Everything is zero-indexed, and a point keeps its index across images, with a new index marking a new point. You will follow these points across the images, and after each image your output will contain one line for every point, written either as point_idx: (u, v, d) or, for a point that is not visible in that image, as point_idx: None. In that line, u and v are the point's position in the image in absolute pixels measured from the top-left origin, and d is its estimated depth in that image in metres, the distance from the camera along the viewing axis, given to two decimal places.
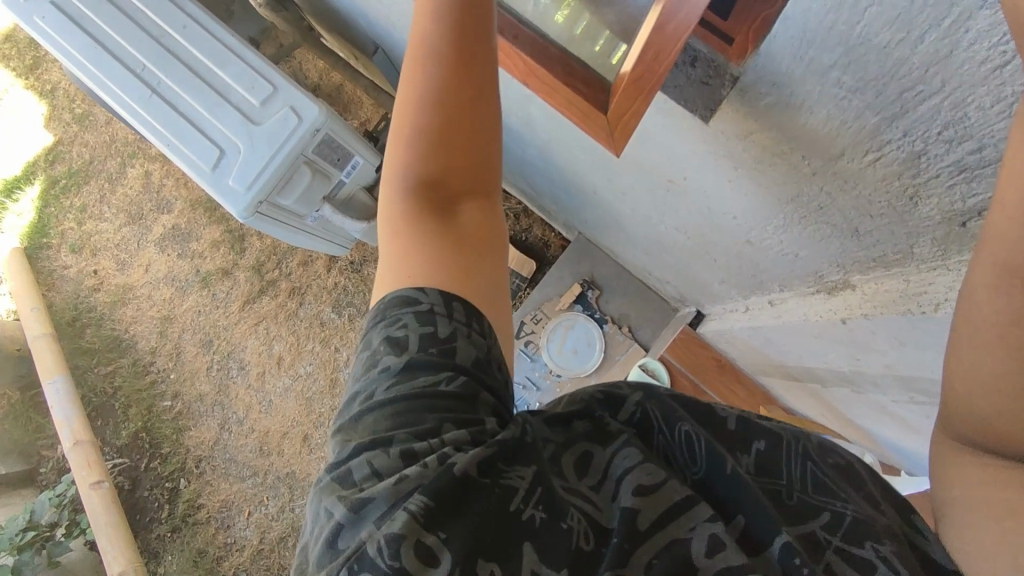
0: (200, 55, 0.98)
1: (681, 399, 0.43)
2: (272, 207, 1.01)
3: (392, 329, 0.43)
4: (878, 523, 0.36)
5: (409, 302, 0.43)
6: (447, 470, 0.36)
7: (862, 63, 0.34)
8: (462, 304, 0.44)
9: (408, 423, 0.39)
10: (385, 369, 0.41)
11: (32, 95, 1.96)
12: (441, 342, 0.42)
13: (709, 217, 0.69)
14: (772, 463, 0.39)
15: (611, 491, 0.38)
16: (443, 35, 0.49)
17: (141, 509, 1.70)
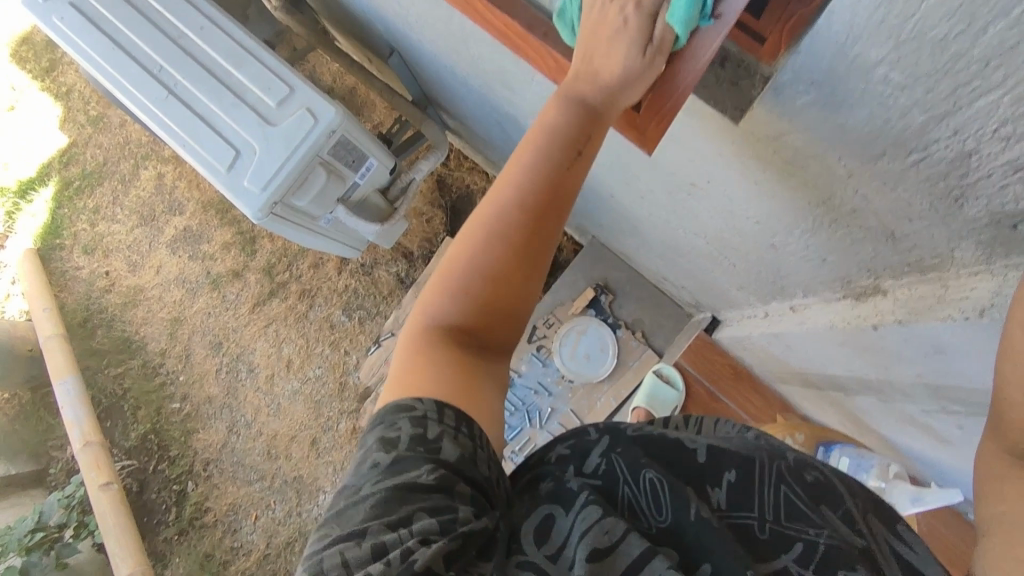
0: (216, 55, 0.98)
1: (643, 442, 0.44)
2: (287, 208, 1.01)
3: (385, 431, 0.40)
4: (852, 548, 0.38)
5: (403, 408, 0.41)
6: (407, 566, 0.34)
7: (914, 57, 0.33)
8: (454, 409, 0.42)
9: (379, 514, 0.37)
10: (372, 464, 0.39)
11: (48, 97, 1.98)
12: (428, 443, 0.39)
13: (731, 220, 0.68)
14: (742, 495, 0.41)
15: (568, 560, 0.37)
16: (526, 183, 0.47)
17: (149, 511, 1.70)
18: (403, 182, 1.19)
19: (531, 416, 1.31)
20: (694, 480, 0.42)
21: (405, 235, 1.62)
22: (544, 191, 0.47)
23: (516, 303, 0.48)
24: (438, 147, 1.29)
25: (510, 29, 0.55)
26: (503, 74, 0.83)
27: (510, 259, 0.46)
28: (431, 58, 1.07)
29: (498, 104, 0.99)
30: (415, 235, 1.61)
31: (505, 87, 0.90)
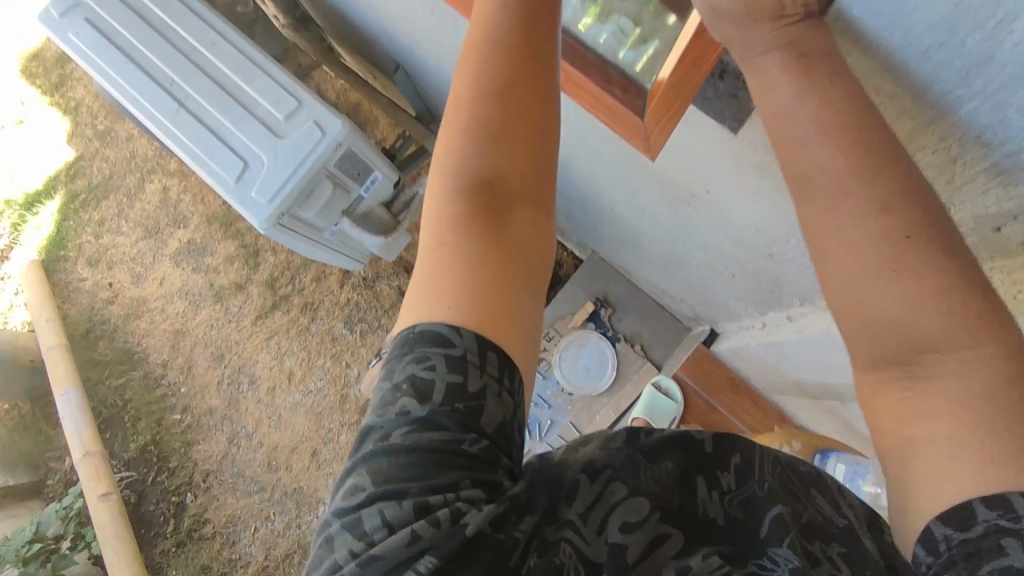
0: (227, 70, 1.01)
1: (661, 434, 0.45)
2: (294, 219, 1.03)
3: (416, 372, 0.40)
4: (834, 526, 0.40)
5: (438, 341, 0.41)
6: (459, 532, 0.37)
7: (903, 65, 0.37)
8: (496, 354, 0.42)
9: (419, 472, 0.38)
10: (402, 415, 0.39)
11: (57, 112, 2.01)
12: (468, 398, 0.40)
13: (729, 231, 0.70)
14: (747, 470, 0.43)
15: (597, 523, 0.40)
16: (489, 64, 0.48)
17: (147, 523, 1.69)
18: (406, 196, 1.22)
19: (531, 428, 1.32)
20: (703, 467, 0.43)
21: (408, 249, 1.64)
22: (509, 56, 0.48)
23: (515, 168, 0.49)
24: None
25: None
26: None
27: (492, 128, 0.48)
28: (436, 74, 1.10)
29: None
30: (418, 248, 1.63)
31: None
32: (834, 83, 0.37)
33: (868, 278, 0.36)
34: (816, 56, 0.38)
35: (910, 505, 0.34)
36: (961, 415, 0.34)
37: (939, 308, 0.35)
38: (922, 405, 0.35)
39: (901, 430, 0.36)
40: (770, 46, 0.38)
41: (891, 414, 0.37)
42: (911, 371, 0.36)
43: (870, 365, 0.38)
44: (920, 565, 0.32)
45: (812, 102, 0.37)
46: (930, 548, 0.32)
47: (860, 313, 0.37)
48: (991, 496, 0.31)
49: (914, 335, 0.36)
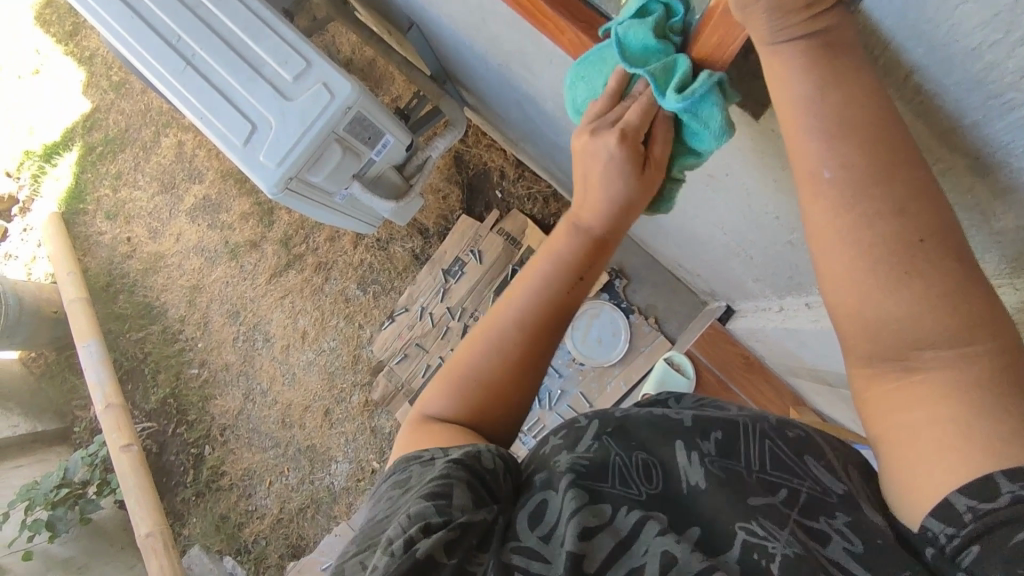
0: (234, 26, 0.96)
1: (635, 421, 0.45)
2: (302, 183, 1.01)
3: (398, 476, 0.44)
4: (831, 496, 0.37)
5: (414, 457, 0.44)
6: (410, 556, 0.35)
7: (946, 66, 0.31)
8: (457, 448, 0.44)
9: (388, 522, 0.39)
10: (389, 498, 0.42)
11: (72, 61, 1.99)
12: (435, 473, 0.42)
13: (750, 215, 0.67)
14: (728, 447, 0.41)
15: (559, 538, 0.37)
16: (525, 304, 0.49)
17: (167, 472, 1.77)
18: (418, 160, 1.19)
19: (540, 397, 1.34)
20: (681, 441, 0.42)
21: (421, 211, 1.61)
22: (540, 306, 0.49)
23: (505, 394, 0.49)
24: (455, 124, 1.27)
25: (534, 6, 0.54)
26: (521, 54, 0.82)
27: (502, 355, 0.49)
28: (451, 35, 1.05)
29: (517, 84, 0.97)
30: (432, 211, 1.60)
31: (523, 67, 0.87)
32: (844, 75, 0.33)
33: (869, 283, 0.34)
34: (843, 44, 0.34)
35: (917, 486, 0.33)
36: (958, 393, 0.32)
37: (937, 306, 0.32)
38: (918, 390, 0.34)
39: (892, 416, 0.35)
40: (781, 36, 0.34)
41: (885, 404, 0.35)
42: (903, 362, 0.34)
43: (860, 361, 0.36)
44: (934, 534, 0.32)
45: (830, 96, 0.33)
46: (951, 520, 0.31)
47: (853, 314, 0.35)
48: (1010, 468, 0.30)
49: (907, 331, 0.33)
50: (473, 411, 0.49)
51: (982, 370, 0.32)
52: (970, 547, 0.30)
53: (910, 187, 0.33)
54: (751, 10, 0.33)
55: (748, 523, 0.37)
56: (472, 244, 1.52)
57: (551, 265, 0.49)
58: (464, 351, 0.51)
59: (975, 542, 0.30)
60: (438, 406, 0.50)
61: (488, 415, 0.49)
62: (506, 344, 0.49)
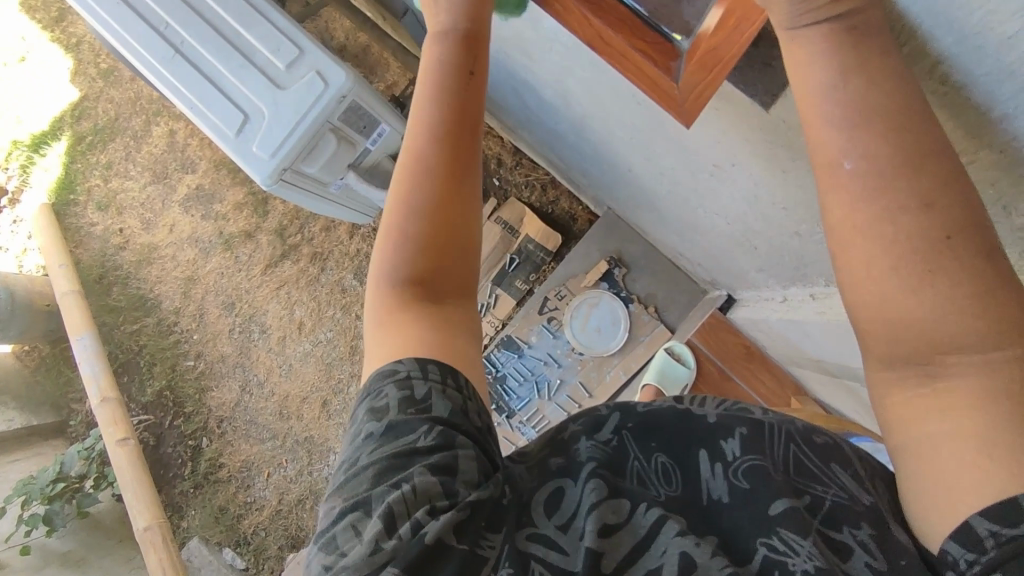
0: (223, 12, 0.94)
1: (654, 415, 0.43)
2: (296, 175, 0.99)
3: (373, 401, 0.41)
4: (858, 504, 0.36)
5: (388, 373, 0.42)
6: (419, 540, 0.35)
7: (977, 54, 0.30)
8: (437, 364, 0.42)
9: (383, 478, 0.38)
10: (367, 435, 0.40)
11: (59, 48, 1.95)
12: (417, 403, 0.40)
13: (756, 207, 0.66)
14: (754, 446, 0.39)
15: (577, 530, 0.38)
16: (432, 132, 0.47)
17: (165, 464, 1.76)
18: None
19: (540, 386, 1.33)
20: (705, 443, 0.41)
21: None
22: (449, 128, 0.48)
23: (453, 236, 0.47)
24: None
25: None
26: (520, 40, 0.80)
27: (433, 197, 0.46)
28: None
29: (516, 71, 0.95)
30: None
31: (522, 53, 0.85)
32: (869, 59, 0.32)
33: (895, 281, 0.32)
34: (868, 27, 0.32)
35: (939, 497, 0.32)
36: (986, 399, 0.31)
37: (963, 308, 0.31)
38: (946, 397, 0.32)
39: (912, 423, 0.33)
40: (803, 20, 0.33)
41: (907, 411, 0.34)
42: (926, 367, 0.33)
43: (879, 364, 0.35)
44: (954, 559, 0.31)
45: (853, 84, 0.32)
46: (971, 546, 0.30)
47: (875, 313, 0.33)
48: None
49: (932, 335, 0.32)
50: (429, 271, 0.46)
51: (1012, 381, 0.31)
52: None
53: (941, 182, 0.31)
54: None
55: (770, 538, 0.36)
56: None
57: (439, 87, 0.49)
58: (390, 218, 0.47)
59: (995, 570, 0.29)
60: (388, 285, 0.47)
61: (444, 270, 0.47)
62: (432, 182, 0.47)
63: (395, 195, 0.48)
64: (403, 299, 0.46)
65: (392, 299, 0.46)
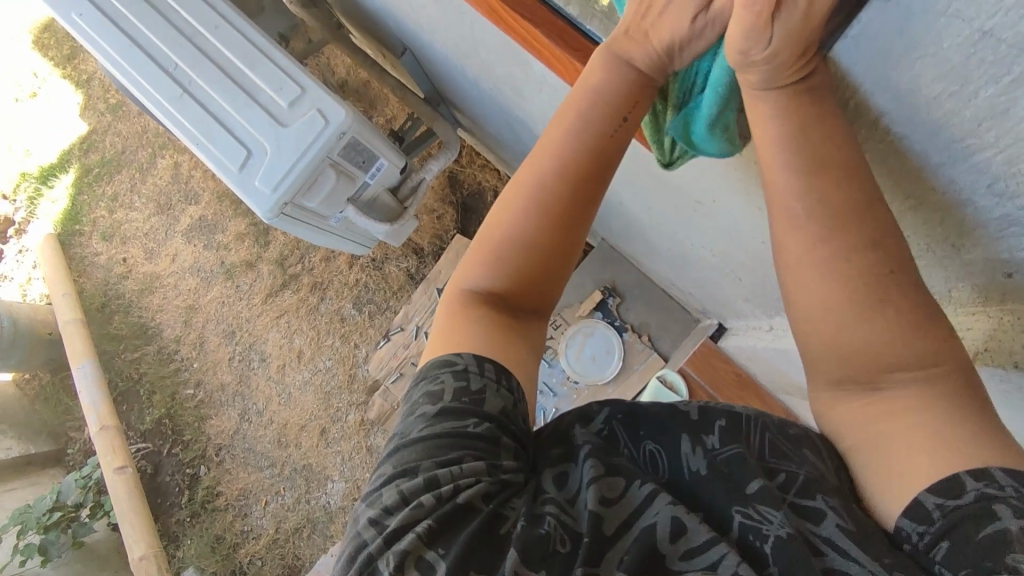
0: (230, 54, 0.98)
1: (644, 406, 0.44)
2: (296, 208, 1.03)
3: (428, 386, 0.45)
4: (828, 481, 0.37)
5: (445, 364, 0.46)
6: (453, 502, 0.39)
7: (909, 112, 0.33)
8: (493, 364, 0.46)
9: (431, 454, 0.41)
10: (421, 414, 0.44)
11: (69, 85, 2.01)
12: (471, 393, 0.44)
13: (738, 239, 0.69)
14: (733, 436, 0.40)
15: (581, 501, 0.40)
16: (565, 164, 0.50)
17: (162, 493, 1.76)
18: (412, 182, 1.19)
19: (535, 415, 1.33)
20: (687, 429, 0.41)
21: (416, 230, 1.62)
22: (582, 166, 0.50)
23: (552, 260, 0.52)
24: (449, 147, 1.29)
25: (532, 36, 0.55)
26: (512, 81, 0.84)
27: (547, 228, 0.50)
28: (444, 61, 1.07)
29: (509, 108, 0.98)
30: (426, 230, 1.61)
31: (515, 92, 0.89)
32: (823, 120, 0.35)
33: (843, 309, 0.37)
34: (820, 89, 0.36)
35: (890, 484, 0.35)
36: (929, 406, 0.35)
37: (907, 330, 0.36)
38: (887, 406, 0.37)
39: (867, 425, 0.37)
40: (770, 86, 0.36)
41: (852, 419, 0.38)
42: (868, 384, 0.37)
43: (828, 385, 0.39)
44: (907, 534, 0.33)
45: (810, 137, 0.35)
46: (921, 518, 0.33)
47: (826, 337, 0.38)
48: (974, 468, 0.32)
49: (881, 356, 0.36)
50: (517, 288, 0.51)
51: (943, 387, 0.35)
52: (940, 544, 0.32)
53: (879, 223, 0.36)
54: (748, 64, 0.35)
55: (745, 507, 0.36)
56: None
57: (584, 126, 0.49)
58: (501, 225, 0.51)
59: (945, 538, 0.31)
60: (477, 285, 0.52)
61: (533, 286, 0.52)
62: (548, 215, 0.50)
63: (514, 198, 0.51)
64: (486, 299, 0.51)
65: (477, 298, 0.51)
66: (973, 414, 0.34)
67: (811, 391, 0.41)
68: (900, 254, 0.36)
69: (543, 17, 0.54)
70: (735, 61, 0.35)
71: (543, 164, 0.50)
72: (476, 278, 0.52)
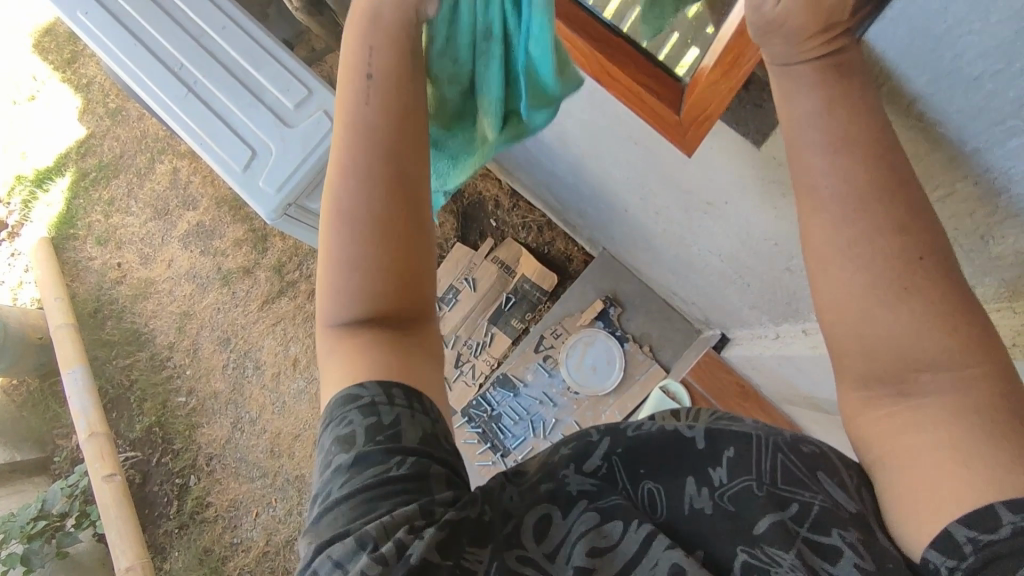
0: (238, 56, 0.99)
1: (642, 441, 0.43)
2: (300, 210, 1.01)
3: (338, 429, 0.43)
4: (843, 511, 0.36)
5: (351, 400, 0.43)
6: (404, 561, 0.37)
7: (948, 94, 0.34)
8: (402, 387, 0.44)
9: (360, 513, 0.39)
10: (337, 466, 0.41)
11: (69, 89, 2.00)
12: (386, 429, 0.42)
13: (748, 243, 0.69)
14: (741, 466, 0.40)
15: (564, 556, 0.39)
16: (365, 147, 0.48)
17: (150, 504, 1.72)
18: None
19: (535, 426, 1.33)
20: (692, 469, 0.41)
21: None
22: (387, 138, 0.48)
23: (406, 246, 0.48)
24: None
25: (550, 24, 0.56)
26: None
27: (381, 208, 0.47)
28: None
29: None
30: None
31: None
32: (852, 95, 0.35)
33: (867, 300, 0.36)
34: (850, 66, 0.35)
35: (921, 513, 0.34)
36: (962, 419, 0.34)
37: (936, 330, 0.35)
38: (918, 414, 0.36)
39: (893, 439, 0.36)
40: (794, 58, 0.36)
41: (879, 429, 0.37)
42: (898, 385, 0.37)
43: (855, 385, 0.38)
44: (934, 567, 0.33)
45: (836, 112, 0.35)
46: (952, 553, 0.32)
47: (850, 332, 0.37)
48: (1012, 500, 0.31)
49: (911, 354, 0.36)
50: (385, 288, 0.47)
51: (977, 393, 0.34)
52: None
53: (912, 208, 0.35)
54: (767, 35, 0.36)
55: (751, 547, 0.37)
56: (466, 271, 1.51)
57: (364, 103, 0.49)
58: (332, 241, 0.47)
59: None
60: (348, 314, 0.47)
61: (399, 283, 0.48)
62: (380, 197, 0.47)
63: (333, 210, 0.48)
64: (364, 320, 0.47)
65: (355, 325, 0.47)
66: (1011, 433, 0.33)
67: (838, 393, 0.40)
68: (932, 251, 0.35)
69: (564, 9, 0.54)
70: (751, 20, 0.36)
71: (342, 161, 0.48)
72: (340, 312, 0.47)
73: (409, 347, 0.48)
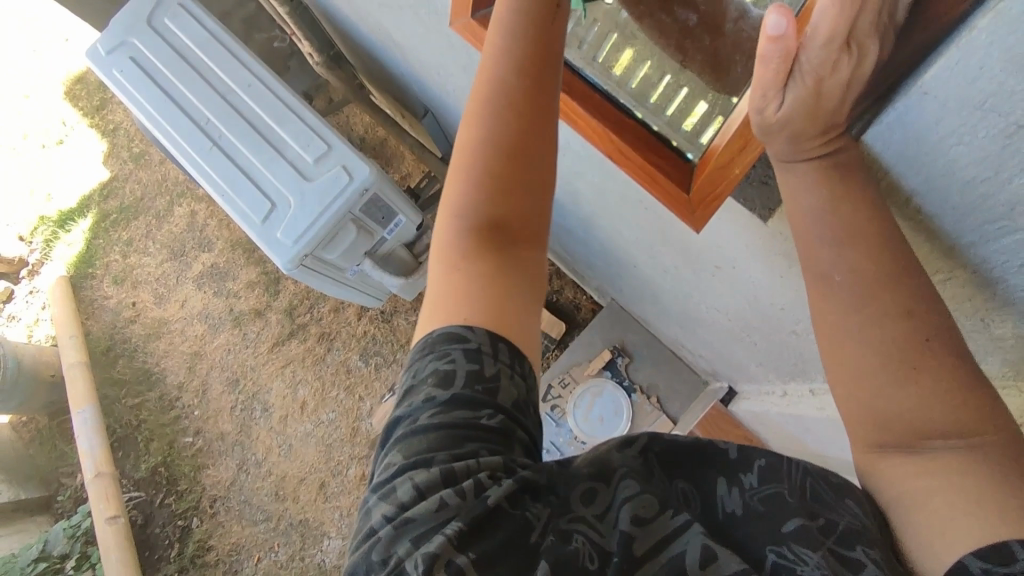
0: (262, 114, 1.03)
1: (679, 443, 0.43)
2: (316, 260, 1.04)
3: (438, 363, 0.43)
4: (869, 529, 0.36)
5: (457, 339, 0.44)
6: (481, 501, 0.39)
7: (942, 192, 0.35)
8: (507, 346, 0.44)
9: (447, 446, 0.41)
10: (429, 396, 0.42)
11: (95, 133, 2.07)
12: (485, 380, 0.42)
13: (755, 304, 0.70)
14: (773, 475, 0.39)
15: (613, 518, 0.40)
16: (507, 90, 0.50)
17: (151, 546, 1.70)
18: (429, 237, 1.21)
19: None
20: (724, 470, 0.41)
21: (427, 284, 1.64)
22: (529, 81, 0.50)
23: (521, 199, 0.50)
24: None
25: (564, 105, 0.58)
26: None
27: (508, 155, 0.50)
28: None
29: None
30: None
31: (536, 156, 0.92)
32: (854, 192, 0.38)
33: (881, 375, 0.37)
34: (848, 165, 0.38)
35: (936, 545, 0.34)
36: (976, 472, 0.34)
37: (945, 400, 0.36)
38: (925, 465, 0.36)
39: (907, 482, 0.37)
40: (794, 157, 0.39)
41: (895, 474, 0.37)
42: (911, 443, 0.37)
43: (868, 447, 0.39)
44: None
45: (841, 209, 0.38)
46: None
47: (862, 407, 0.38)
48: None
49: (921, 423, 0.36)
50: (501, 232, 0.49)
51: (987, 456, 0.35)
52: None
53: (917, 294, 0.37)
54: (772, 136, 0.39)
55: (779, 546, 0.37)
56: None
57: (510, 44, 0.51)
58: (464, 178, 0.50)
59: None
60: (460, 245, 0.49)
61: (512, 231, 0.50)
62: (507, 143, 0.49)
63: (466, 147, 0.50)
64: (472, 259, 0.48)
65: (462, 257, 0.48)
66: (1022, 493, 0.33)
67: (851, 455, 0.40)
68: (934, 320, 0.37)
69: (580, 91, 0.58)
70: (755, 122, 0.39)
71: (483, 100, 0.50)
72: (453, 244, 0.49)
73: (522, 266, 0.49)
